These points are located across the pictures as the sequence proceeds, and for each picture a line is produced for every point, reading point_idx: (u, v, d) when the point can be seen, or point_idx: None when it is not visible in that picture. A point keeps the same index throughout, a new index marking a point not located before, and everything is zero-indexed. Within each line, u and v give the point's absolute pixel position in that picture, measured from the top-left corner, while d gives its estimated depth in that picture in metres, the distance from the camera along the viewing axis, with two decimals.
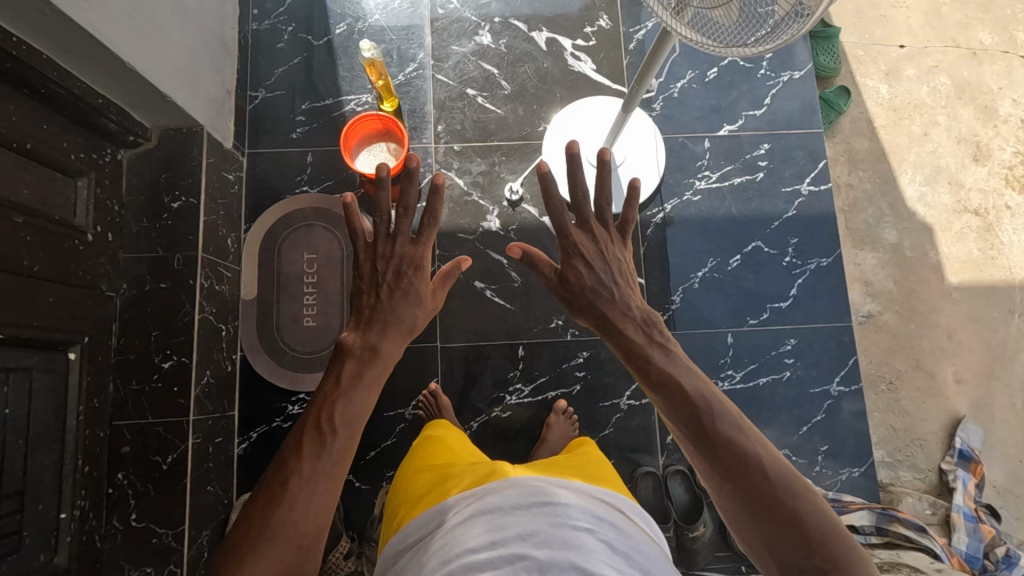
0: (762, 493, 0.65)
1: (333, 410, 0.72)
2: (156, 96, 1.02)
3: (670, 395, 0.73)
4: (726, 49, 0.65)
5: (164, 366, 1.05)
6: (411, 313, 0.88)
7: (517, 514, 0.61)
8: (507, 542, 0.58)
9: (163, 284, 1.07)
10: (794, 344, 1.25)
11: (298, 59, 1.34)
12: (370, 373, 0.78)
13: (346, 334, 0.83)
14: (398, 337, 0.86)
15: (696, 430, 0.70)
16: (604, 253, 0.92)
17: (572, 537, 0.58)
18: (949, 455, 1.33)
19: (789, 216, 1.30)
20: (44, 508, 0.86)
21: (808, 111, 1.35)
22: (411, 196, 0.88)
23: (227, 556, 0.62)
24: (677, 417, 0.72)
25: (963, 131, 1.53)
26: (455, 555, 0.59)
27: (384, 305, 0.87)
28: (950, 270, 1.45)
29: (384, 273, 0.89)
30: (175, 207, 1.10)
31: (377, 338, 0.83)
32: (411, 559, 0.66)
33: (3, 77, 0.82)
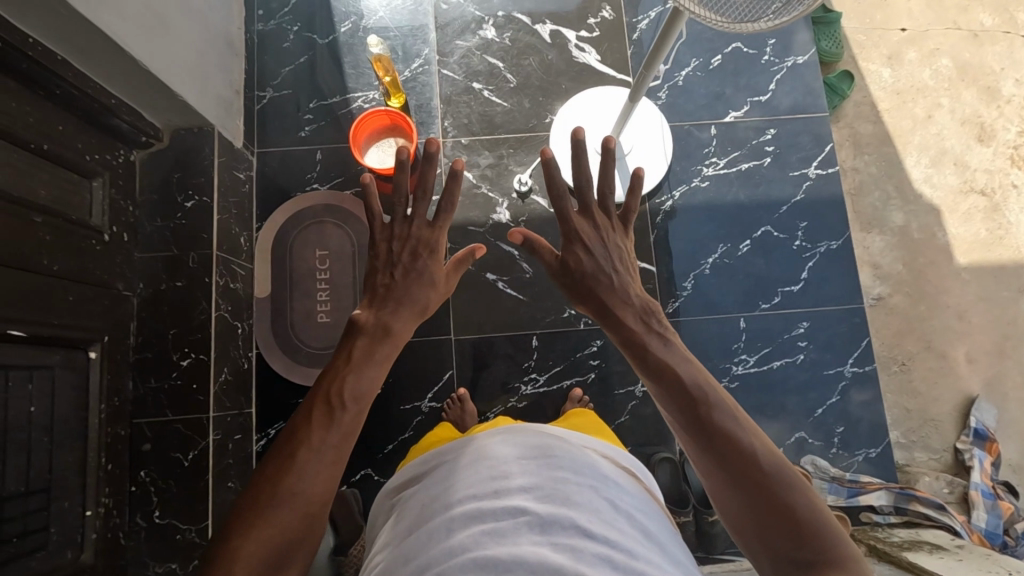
0: (759, 484, 0.63)
1: (342, 385, 0.74)
2: (167, 96, 1.02)
3: (667, 384, 0.73)
4: (739, 25, 0.66)
5: (182, 363, 1.06)
6: (423, 294, 0.93)
7: (519, 466, 0.63)
8: (510, 495, 0.59)
9: (179, 283, 1.08)
10: (806, 328, 1.25)
11: (303, 58, 1.34)
12: (381, 351, 0.81)
13: (359, 312, 0.88)
14: (408, 316, 0.90)
15: (692, 420, 0.68)
16: (604, 241, 0.94)
17: (574, 496, 0.59)
18: (964, 434, 1.33)
19: (797, 200, 1.31)
20: (70, 505, 0.86)
21: (813, 95, 1.36)
22: (431, 176, 0.95)
23: (234, 521, 0.62)
24: (675, 407, 0.70)
25: (966, 112, 1.54)
26: (457, 502, 0.60)
27: (398, 286, 0.92)
28: (958, 251, 1.46)
29: (399, 254, 0.96)
30: (188, 206, 1.11)
31: (385, 324, 0.85)
32: (409, 502, 0.70)
33: (20, 78, 0.83)
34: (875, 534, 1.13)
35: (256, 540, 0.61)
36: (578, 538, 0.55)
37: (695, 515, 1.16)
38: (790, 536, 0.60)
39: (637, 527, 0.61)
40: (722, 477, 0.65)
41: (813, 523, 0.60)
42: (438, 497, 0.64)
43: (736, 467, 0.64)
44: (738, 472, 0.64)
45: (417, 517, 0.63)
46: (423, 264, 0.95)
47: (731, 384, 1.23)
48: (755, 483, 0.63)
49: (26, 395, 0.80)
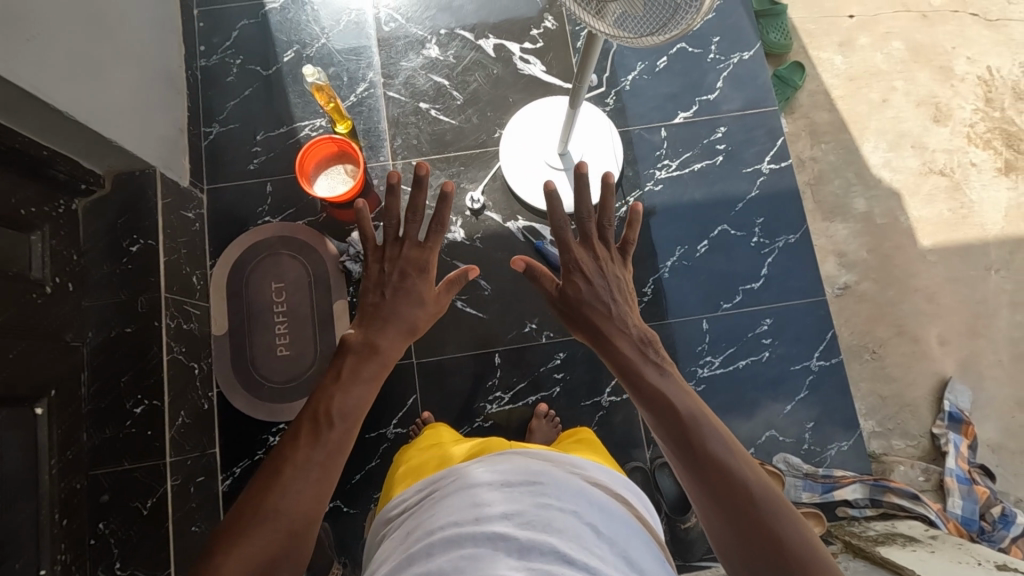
0: (754, 518, 0.61)
1: (330, 404, 0.72)
2: (104, 143, 1.02)
3: (660, 415, 0.71)
4: (640, 40, 0.65)
5: (136, 410, 1.05)
6: (411, 313, 0.88)
7: (501, 492, 0.62)
8: (490, 520, 0.57)
9: (130, 328, 1.07)
10: (770, 324, 1.24)
11: (249, 91, 1.34)
12: (369, 369, 0.79)
13: (348, 331, 0.85)
14: (398, 336, 0.86)
15: (687, 451, 0.67)
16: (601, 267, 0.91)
17: (554, 520, 0.57)
18: (939, 419, 1.32)
19: (753, 196, 1.29)
20: (23, 566, 0.85)
21: (762, 89, 1.35)
22: (421, 204, 0.91)
23: (218, 539, 0.62)
24: (670, 439, 0.69)
25: (922, 93, 1.53)
26: (441, 526, 0.58)
27: (387, 305, 0.88)
28: (923, 233, 1.44)
29: (389, 273, 0.90)
30: (135, 250, 1.10)
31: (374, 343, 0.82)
32: (393, 534, 0.67)
33: None
34: (851, 528, 1.12)
35: (239, 558, 0.59)
36: (558, 565, 0.52)
37: (667, 522, 1.15)
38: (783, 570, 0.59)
39: (619, 553, 0.58)
40: (717, 511, 0.63)
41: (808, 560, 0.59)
42: (421, 528, 0.62)
43: (731, 501, 0.62)
44: (733, 507, 0.62)
45: (397, 548, 0.62)
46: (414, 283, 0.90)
47: (698, 387, 1.22)
48: (751, 516, 0.61)
49: None
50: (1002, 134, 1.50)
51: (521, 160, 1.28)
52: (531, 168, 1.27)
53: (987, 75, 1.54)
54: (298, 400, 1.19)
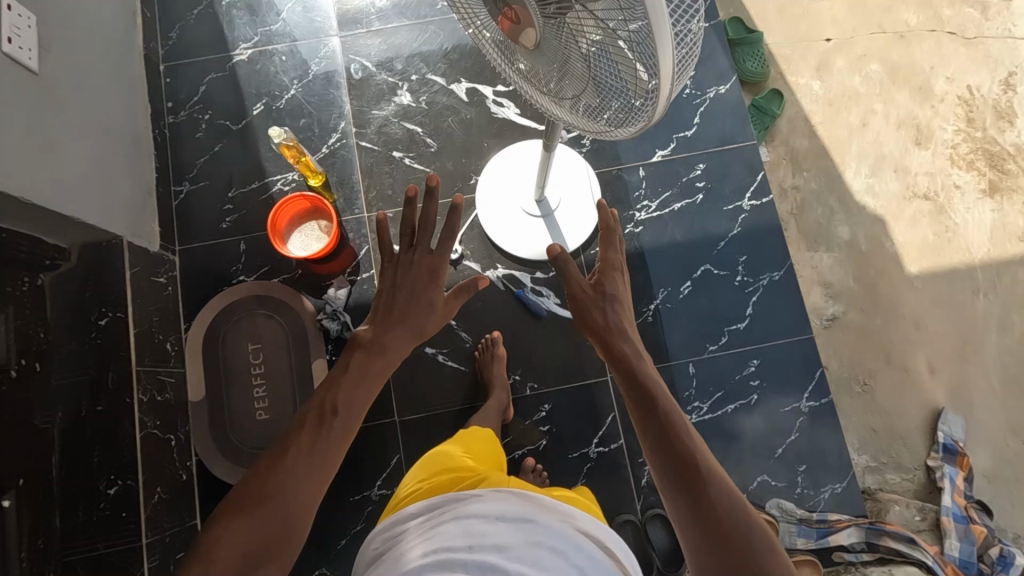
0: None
1: (336, 395, 0.71)
2: (65, 221, 1.01)
3: (667, 452, 0.63)
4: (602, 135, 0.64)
5: (110, 491, 1.02)
6: (420, 317, 0.84)
7: (498, 525, 0.60)
8: (484, 549, 0.56)
9: (100, 407, 1.04)
10: (757, 365, 1.22)
11: (218, 147, 1.32)
12: (376, 365, 0.77)
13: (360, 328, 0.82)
14: (407, 337, 0.83)
15: (691, 499, 0.60)
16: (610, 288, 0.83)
17: (547, 559, 0.57)
18: (934, 451, 1.30)
19: (735, 234, 1.28)
20: None
21: (739, 124, 1.33)
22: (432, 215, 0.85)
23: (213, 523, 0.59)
24: (674, 482, 0.61)
25: (902, 115, 1.51)
26: (433, 552, 0.58)
27: (398, 304, 0.84)
28: (909, 259, 1.43)
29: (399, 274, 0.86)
30: (104, 324, 1.07)
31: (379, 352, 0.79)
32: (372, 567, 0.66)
33: None
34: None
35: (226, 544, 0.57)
36: None
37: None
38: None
39: None
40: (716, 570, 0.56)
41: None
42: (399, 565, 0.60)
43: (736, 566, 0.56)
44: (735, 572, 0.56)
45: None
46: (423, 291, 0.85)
47: None
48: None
49: None
50: (985, 154, 1.49)
51: (498, 207, 1.25)
52: (508, 215, 1.25)
53: (967, 94, 1.52)
54: None
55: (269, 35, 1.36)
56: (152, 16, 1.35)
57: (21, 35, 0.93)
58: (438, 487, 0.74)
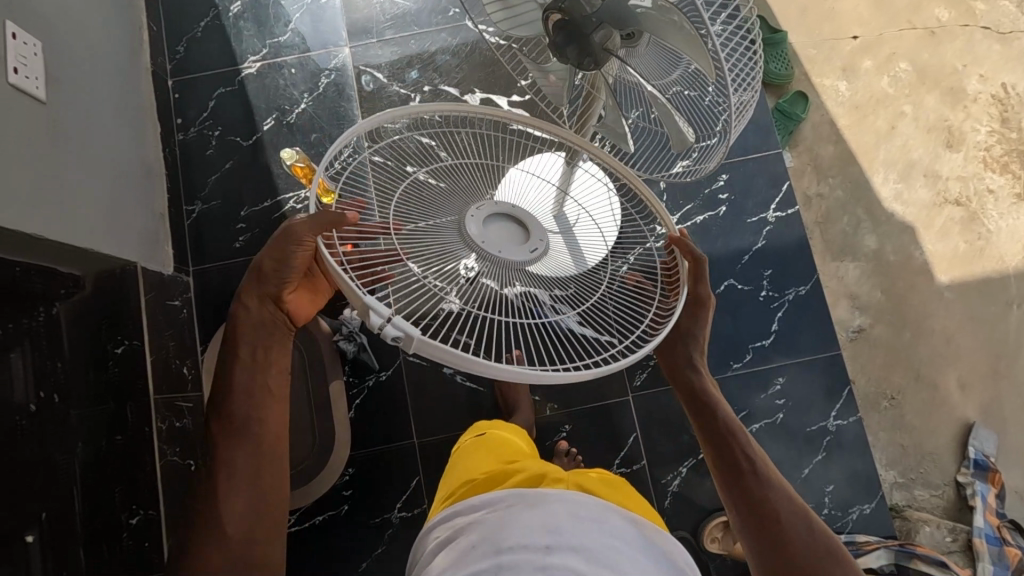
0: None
1: (231, 421, 0.83)
2: (79, 254, 1.02)
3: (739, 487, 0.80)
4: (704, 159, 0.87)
5: (132, 521, 1.03)
6: (259, 314, 0.87)
7: (579, 525, 0.63)
8: (563, 550, 0.59)
9: (120, 438, 1.04)
10: (783, 384, 1.19)
11: (229, 164, 1.29)
12: (270, 362, 0.86)
13: (238, 319, 0.86)
14: (260, 308, 0.86)
15: (760, 518, 0.77)
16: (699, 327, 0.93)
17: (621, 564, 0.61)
18: (964, 466, 1.27)
19: (759, 248, 1.24)
20: None
21: (763, 132, 1.28)
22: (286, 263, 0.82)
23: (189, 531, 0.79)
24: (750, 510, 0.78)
25: (932, 118, 1.45)
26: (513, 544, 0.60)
27: (259, 325, 0.86)
28: (940, 269, 1.38)
29: (258, 323, 0.86)
30: (120, 353, 1.07)
31: (262, 378, 0.85)
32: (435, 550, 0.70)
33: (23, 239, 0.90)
34: None
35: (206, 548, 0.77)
36: None
37: None
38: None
39: None
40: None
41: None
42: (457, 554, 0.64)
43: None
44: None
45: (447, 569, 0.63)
46: (276, 377, 0.86)
47: None
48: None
49: None
50: (1020, 156, 1.43)
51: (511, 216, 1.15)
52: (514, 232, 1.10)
53: (1001, 93, 1.46)
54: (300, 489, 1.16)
55: (278, 47, 1.33)
56: (158, 30, 1.33)
57: (27, 64, 0.92)
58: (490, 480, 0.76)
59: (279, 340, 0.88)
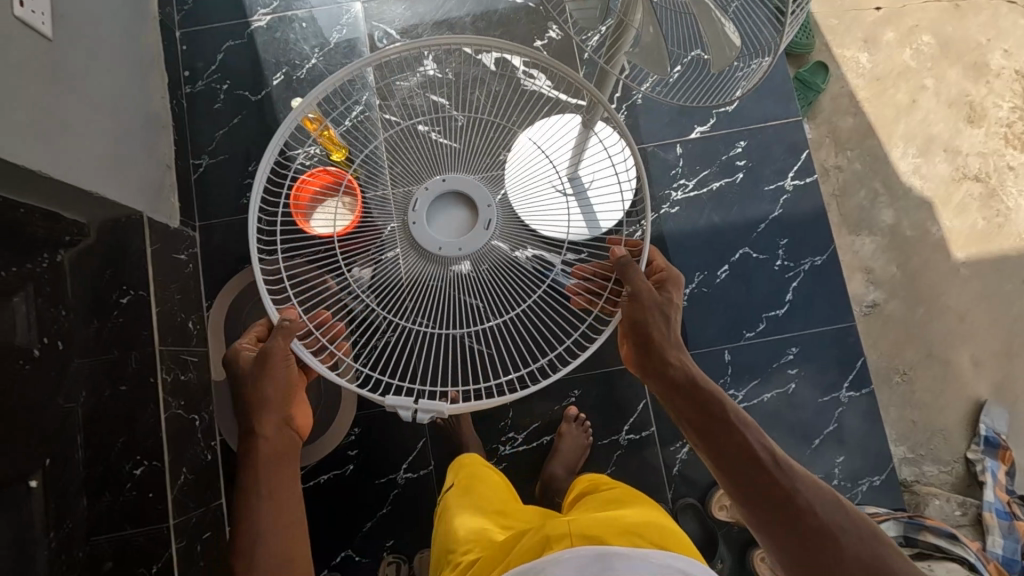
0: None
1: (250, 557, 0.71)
2: (79, 195, 0.96)
3: (748, 478, 0.69)
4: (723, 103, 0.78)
5: (136, 473, 1.00)
6: (277, 390, 0.77)
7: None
8: None
9: (122, 387, 1.02)
10: (796, 353, 1.17)
11: (237, 118, 1.27)
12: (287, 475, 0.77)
13: (257, 439, 0.76)
14: (282, 467, 0.77)
15: (771, 503, 0.68)
16: (654, 304, 0.78)
17: None
18: (975, 443, 1.26)
19: (776, 216, 1.21)
20: None
21: (784, 99, 1.25)
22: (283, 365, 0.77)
23: None
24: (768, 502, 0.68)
25: (953, 93, 1.42)
26: None
27: (261, 402, 0.77)
28: (956, 245, 1.36)
29: (272, 445, 0.77)
30: (125, 302, 1.04)
31: (275, 506, 0.75)
32: None
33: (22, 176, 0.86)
34: None
35: None
36: None
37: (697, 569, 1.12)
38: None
39: None
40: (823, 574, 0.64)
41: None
42: None
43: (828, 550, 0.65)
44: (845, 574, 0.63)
45: None
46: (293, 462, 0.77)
47: None
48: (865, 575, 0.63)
49: None
50: None
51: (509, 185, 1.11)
52: (462, 219, 1.05)
53: None
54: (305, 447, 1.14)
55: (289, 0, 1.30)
56: None
57: None
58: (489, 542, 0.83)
59: (292, 440, 0.78)
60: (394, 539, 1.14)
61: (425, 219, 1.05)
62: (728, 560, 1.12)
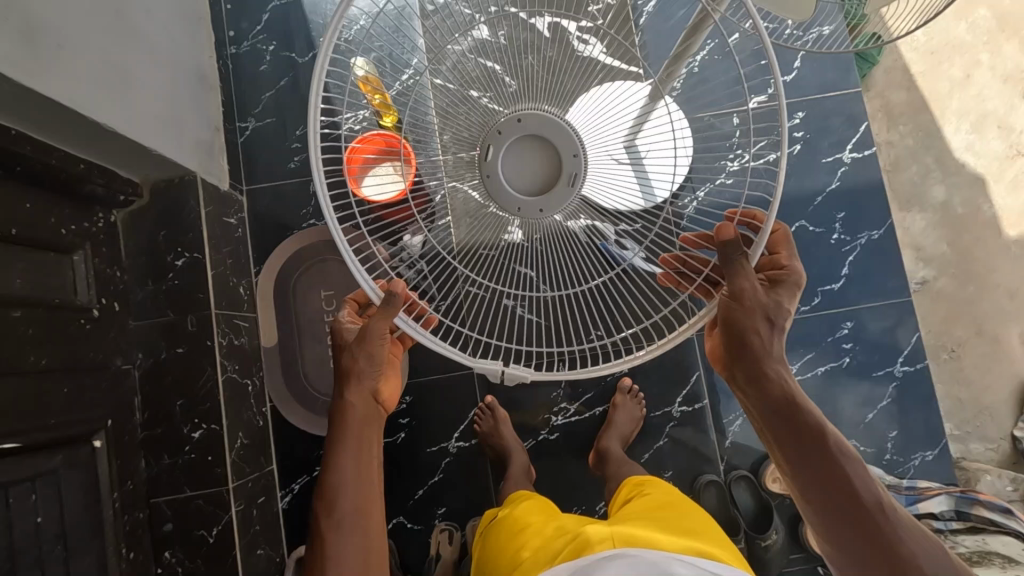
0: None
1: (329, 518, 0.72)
2: (139, 151, 0.93)
3: (839, 506, 0.60)
4: None
5: (194, 436, 0.99)
6: (376, 356, 0.74)
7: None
8: None
9: (179, 349, 1.01)
10: (851, 328, 1.17)
11: (284, 81, 1.24)
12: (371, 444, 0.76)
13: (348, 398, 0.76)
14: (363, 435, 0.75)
15: (866, 533, 0.59)
16: (759, 302, 0.65)
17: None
18: (1022, 421, 1.26)
19: (833, 189, 1.20)
20: None
21: (844, 69, 1.21)
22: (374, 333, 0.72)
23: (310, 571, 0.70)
24: (880, 569, 0.57)
25: (1010, 67, 1.38)
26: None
27: (356, 362, 0.75)
28: (1008, 223, 1.35)
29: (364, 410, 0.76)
30: (180, 265, 1.02)
31: (366, 469, 0.75)
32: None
33: (83, 130, 0.84)
34: None
35: None
36: None
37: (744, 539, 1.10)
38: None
39: None
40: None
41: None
42: None
43: None
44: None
45: None
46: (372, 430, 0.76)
47: None
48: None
49: (32, 506, 0.76)
50: None
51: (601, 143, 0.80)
52: (548, 170, 0.79)
53: None
54: None
55: None
56: None
57: None
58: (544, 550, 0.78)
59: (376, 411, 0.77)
60: (446, 506, 1.15)
61: (502, 168, 0.78)
62: (783, 532, 1.10)
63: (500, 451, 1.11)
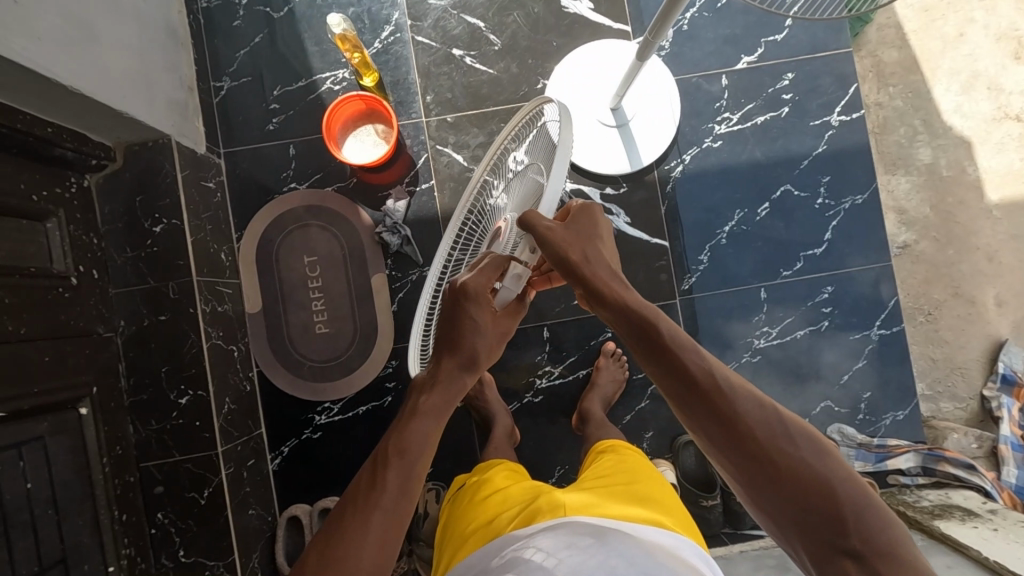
0: (826, 515, 0.56)
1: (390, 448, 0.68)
2: (110, 114, 0.90)
3: (677, 384, 0.64)
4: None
5: (181, 402, 1.00)
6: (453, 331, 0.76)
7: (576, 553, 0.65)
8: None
9: (162, 317, 1.00)
10: (831, 292, 1.18)
11: (259, 37, 1.19)
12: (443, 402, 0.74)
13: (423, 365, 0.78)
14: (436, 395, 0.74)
15: (697, 397, 0.62)
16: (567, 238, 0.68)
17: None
18: (991, 381, 1.30)
19: (819, 153, 1.19)
20: (88, 547, 0.86)
21: (834, 28, 1.19)
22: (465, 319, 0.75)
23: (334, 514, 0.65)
24: (713, 428, 0.61)
25: (1003, 25, 1.36)
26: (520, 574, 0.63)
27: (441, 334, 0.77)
28: (990, 186, 1.35)
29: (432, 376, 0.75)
30: (158, 231, 1.00)
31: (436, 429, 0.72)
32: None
33: (49, 93, 0.81)
34: (903, 498, 1.13)
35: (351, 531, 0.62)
36: None
37: (722, 495, 1.15)
38: (862, 570, 0.54)
39: None
40: (778, 506, 0.58)
41: (877, 533, 0.55)
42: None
43: (757, 448, 0.59)
44: (797, 508, 0.57)
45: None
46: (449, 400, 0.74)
47: (753, 359, 1.19)
48: (820, 510, 0.56)
49: (19, 473, 0.77)
50: None
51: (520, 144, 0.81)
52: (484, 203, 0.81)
53: None
54: (342, 379, 1.15)
55: None
56: None
57: None
58: (498, 510, 0.80)
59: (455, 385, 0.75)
60: (433, 466, 1.18)
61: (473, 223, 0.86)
62: None
63: (486, 414, 1.14)
